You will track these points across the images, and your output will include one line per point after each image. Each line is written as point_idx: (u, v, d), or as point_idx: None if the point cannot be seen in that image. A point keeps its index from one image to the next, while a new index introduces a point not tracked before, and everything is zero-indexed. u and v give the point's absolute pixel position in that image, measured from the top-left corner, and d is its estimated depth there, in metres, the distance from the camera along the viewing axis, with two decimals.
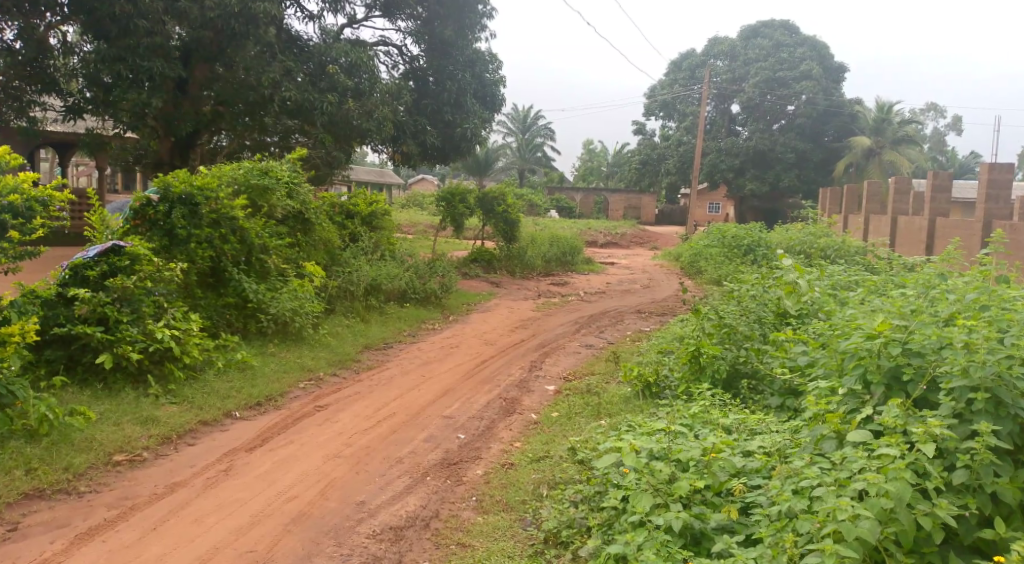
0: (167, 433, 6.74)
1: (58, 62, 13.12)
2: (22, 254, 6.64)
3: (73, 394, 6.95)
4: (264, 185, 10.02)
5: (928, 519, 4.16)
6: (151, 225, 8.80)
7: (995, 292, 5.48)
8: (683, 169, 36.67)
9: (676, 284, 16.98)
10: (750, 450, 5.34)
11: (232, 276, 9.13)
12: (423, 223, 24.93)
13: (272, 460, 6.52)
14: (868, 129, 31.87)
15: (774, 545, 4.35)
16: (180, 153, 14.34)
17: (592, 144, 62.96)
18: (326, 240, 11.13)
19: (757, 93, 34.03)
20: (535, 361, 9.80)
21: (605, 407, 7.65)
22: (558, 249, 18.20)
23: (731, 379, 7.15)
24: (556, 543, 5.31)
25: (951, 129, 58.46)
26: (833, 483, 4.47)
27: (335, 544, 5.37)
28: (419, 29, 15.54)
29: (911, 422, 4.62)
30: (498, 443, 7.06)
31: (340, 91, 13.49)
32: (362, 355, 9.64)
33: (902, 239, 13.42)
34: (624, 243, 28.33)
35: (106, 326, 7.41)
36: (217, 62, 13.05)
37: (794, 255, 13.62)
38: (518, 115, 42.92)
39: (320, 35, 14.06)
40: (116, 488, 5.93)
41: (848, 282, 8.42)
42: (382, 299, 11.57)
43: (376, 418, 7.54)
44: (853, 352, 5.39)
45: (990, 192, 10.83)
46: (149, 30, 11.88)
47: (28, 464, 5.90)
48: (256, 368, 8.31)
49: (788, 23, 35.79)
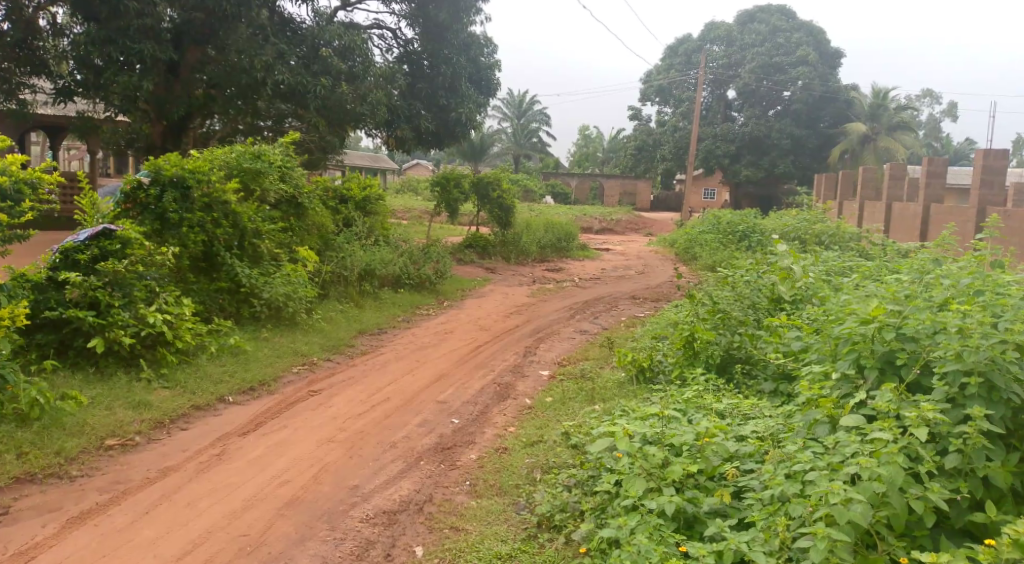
0: (159, 418, 6.72)
1: (48, 44, 12.99)
2: (11, 238, 6.56)
3: (64, 379, 6.91)
4: (257, 168, 9.92)
5: (920, 503, 4.17)
6: (143, 209, 8.71)
7: (990, 277, 5.44)
8: (678, 154, 36.56)
9: (671, 270, 16.95)
10: (743, 435, 5.35)
11: (225, 261, 9.08)
12: (418, 208, 24.85)
13: (265, 445, 6.50)
14: (864, 115, 31.83)
15: (767, 528, 4.39)
16: (172, 136, 14.25)
17: (587, 128, 62.65)
18: (319, 225, 11.06)
19: (754, 78, 33.90)
20: (530, 346, 9.77)
21: (599, 392, 7.64)
22: (553, 235, 18.10)
23: (725, 364, 7.18)
24: (549, 527, 5.32)
25: (946, 116, 58.46)
26: (826, 467, 4.47)
27: (328, 528, 5.37)
28: (413, 13, 15.37)
29: (904, 407, 4.63)
30: (492, 428, 7.05)
31: (334, 75, 13.40)
32: (356, 340, 9.60)
33: (895, 225, 13.43)
34: (619, 229, 28.34)
35: (97, 310, 7.35)
36: (209, 44, 12.94)
37: (788, 242, 13.61)
38: (513, 100, 42.69)
39: (313, 18, 13.88)
40: (108, 472, 5.92)
41: (841, 268, 8.41)
42: (376, 284, 11.53)
43: (369, 403, 7.53)
44: (847, 337, 5.36)
45: (985, 178, 10.82)
46: (140, 11, 11.72)
47: (19, 449, 5.88)
48: (249, 352, 8.27)
49: (784, 8, 35.58)
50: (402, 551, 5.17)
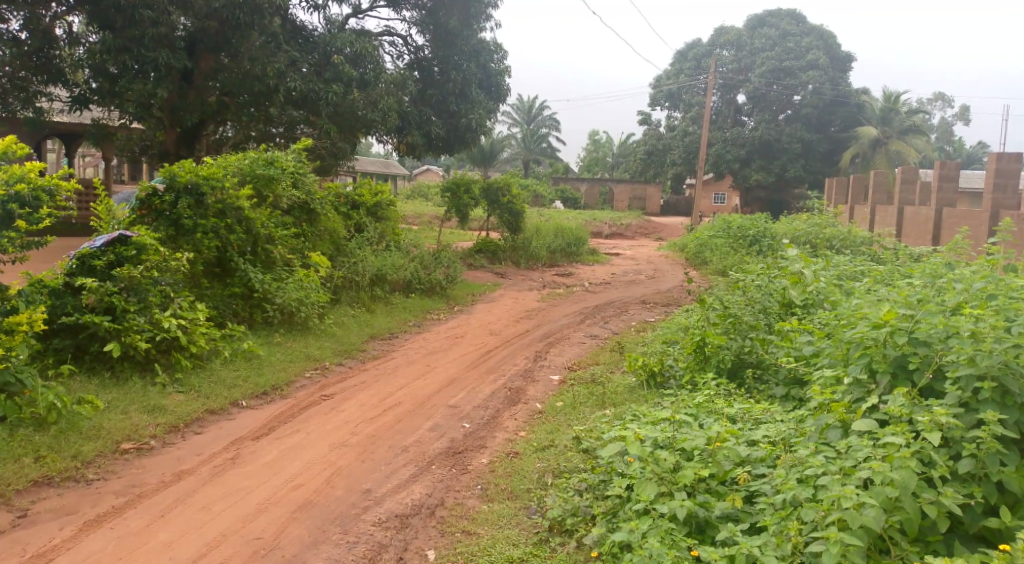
0: (174, 422, 6.77)
1: (64, 52, 13.14)
2: (29, 244, 6.64)
3: (80, 383, 6.99)
4: (270, 175, 9.99)
5: (933, 507, 4.17)
6: (158, 215, 8.81)
7: (1002, 281, 5.41)
8: (688, 159, 36.54)
9: (681, 275, 16.94)
10: (754, 440, 5.37)
11: (238, 266, 9.15)
12: (429, 214, 24.93)
13: (279, 448, 6.55)
14: (875, 119, 31.78)
15: (779, 533, 4.40)
16: (186, 143, 14.39)
17: (597, 133, 62.67)
18: (331, 231, 11.13)
19: (764, 82, 33.87)
20: (540, 351, 9.79)
21: (610, 396, 7.65)
22: (563, 240, 18.13)
23: (736, 368, 7.20)
24: (560, 531, 5.34)
25: (958, 119, 58.15)
26: (838, 471, 4.47)
27: (341, 532, 5.40)
28: (423, 19, 15.47)
29: (917, 411, 4.62)
30: (503, 432, 7.07)
31: (345, 81, 13.43)
32: (368, 345, 9.65)
33: (908, 229, 13.38)
34: (628, 234, 28.37)
35: (113, 315, 7.43)
36: (222, 52, 13.06)
37: (798, 246, 13.60)
38: (523, 106, 42.77)
39: (325, 25, 14.00)
40: (124, 476, 5.97)
41: (853, 273, 8.40)
42: (387, 289, 11.58)
43: (381, 407, 7.57)
44: (859, 341, 5.35)
45: (997, 181, 10.79)
46: (154, 19, 11.88)
47: (36, 452, 5.93)
48: (262, 357, 8.33)
49: (794, 12, 35.63)
50: (414, 555, 5.20)
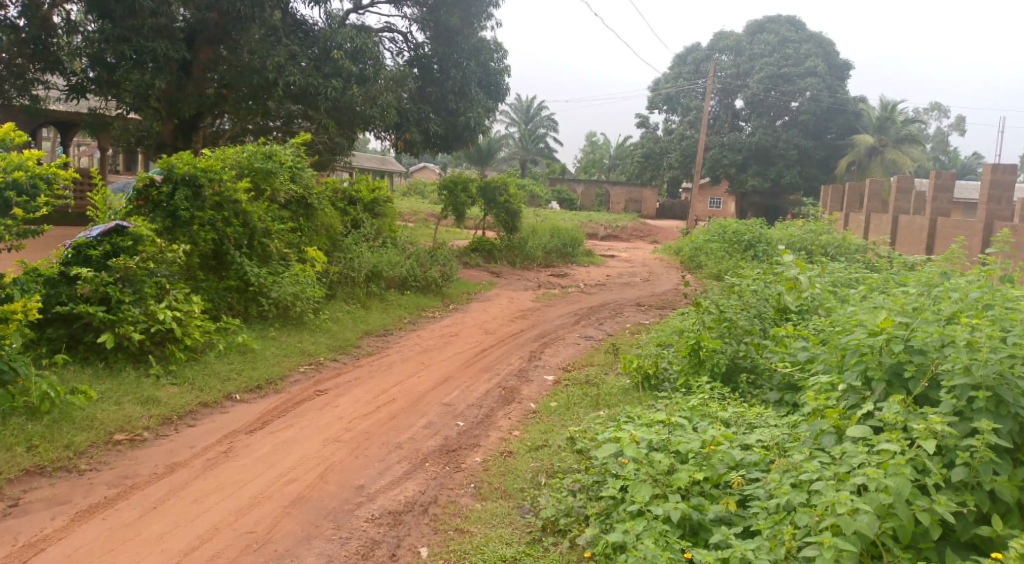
0: (168, 414, 6.76)
1: (62, 40, 13.06)
2: (26, 232, 6.59)
3: (74, 373, 6.97)
4: (267, 169, 9.95)
5: (927, 515, 4.17)
6: (155, 206, 8.76)
7: (999, 291, 5.38)
8: (685, 163, 36.57)
9: (677, 278, 16.96)
10: (748, 444, 5.37)
11: (234, 259, 9.11)
12: (425, 211, 24.92)
13: (272, 442, 6.54)
14: (871, 127, 31.92)
15: (772, 537, 4.42)
16: (183, 134, 14.33)
17: (594, 135, 62.70)
18: (327, 226, 11.11)
19: (762, 89, 34.10)
20: (534, 351, 9.79)
21: (604, 398, 7.65)
22: (559, 241, 18.11)
23: (730, 373, 7.17)
24: (554, 531, 5.35)
25: (955, 129, 58.40)
26: (832, 477, 4.49)
27: (334, 527, 5.40)
28: (424, 16, 15.43)
29: (912, 419, 4.63)
30: (497, 431, 7.07)
31: (344, 77, 13.38)
32: (362, 341, 9.64)
33: (902, 238, 13.40)
34: (624, 236, 28.45)
35: (108, 306, 7.38)
36: (221, 45, 12.99)
37: (793, 252, 13.63)
38: (520, 105, 42.70)
39: (325, 20, 13.91)
40: (117, 466, 5.95)
41: (848, 279, 8.43)
42: (383, 285, 11.55)
43: (375, 404, 7.56)
44: (855, 348, 5.38)
45: (992, 192, 10.81)
46: (154, 10, 11.79)
47: (29, 441, 5.91)
48: (257, 350, 8.30)
49: (793, 18, 35.70)
50: (407, 552, 5.20)
